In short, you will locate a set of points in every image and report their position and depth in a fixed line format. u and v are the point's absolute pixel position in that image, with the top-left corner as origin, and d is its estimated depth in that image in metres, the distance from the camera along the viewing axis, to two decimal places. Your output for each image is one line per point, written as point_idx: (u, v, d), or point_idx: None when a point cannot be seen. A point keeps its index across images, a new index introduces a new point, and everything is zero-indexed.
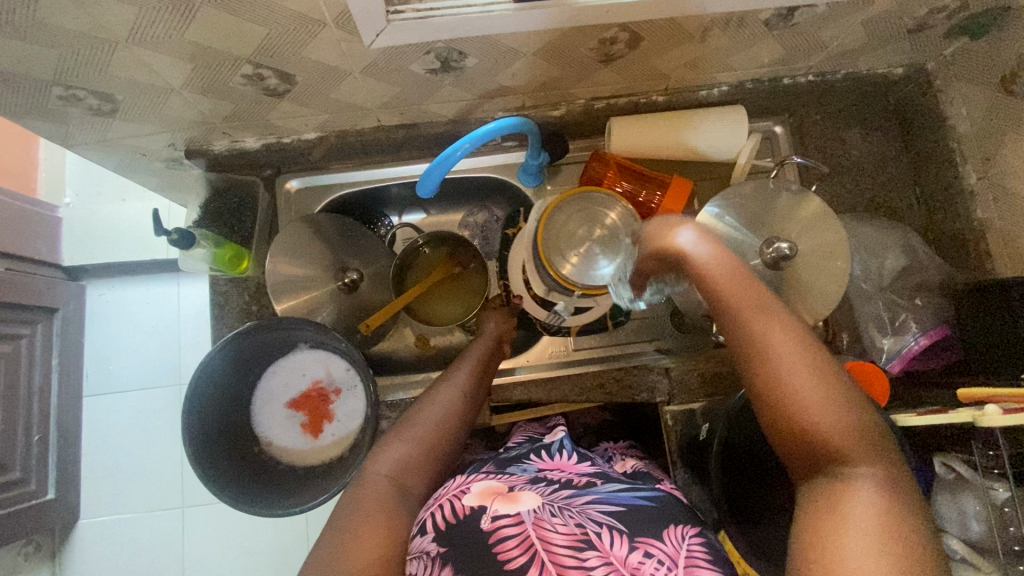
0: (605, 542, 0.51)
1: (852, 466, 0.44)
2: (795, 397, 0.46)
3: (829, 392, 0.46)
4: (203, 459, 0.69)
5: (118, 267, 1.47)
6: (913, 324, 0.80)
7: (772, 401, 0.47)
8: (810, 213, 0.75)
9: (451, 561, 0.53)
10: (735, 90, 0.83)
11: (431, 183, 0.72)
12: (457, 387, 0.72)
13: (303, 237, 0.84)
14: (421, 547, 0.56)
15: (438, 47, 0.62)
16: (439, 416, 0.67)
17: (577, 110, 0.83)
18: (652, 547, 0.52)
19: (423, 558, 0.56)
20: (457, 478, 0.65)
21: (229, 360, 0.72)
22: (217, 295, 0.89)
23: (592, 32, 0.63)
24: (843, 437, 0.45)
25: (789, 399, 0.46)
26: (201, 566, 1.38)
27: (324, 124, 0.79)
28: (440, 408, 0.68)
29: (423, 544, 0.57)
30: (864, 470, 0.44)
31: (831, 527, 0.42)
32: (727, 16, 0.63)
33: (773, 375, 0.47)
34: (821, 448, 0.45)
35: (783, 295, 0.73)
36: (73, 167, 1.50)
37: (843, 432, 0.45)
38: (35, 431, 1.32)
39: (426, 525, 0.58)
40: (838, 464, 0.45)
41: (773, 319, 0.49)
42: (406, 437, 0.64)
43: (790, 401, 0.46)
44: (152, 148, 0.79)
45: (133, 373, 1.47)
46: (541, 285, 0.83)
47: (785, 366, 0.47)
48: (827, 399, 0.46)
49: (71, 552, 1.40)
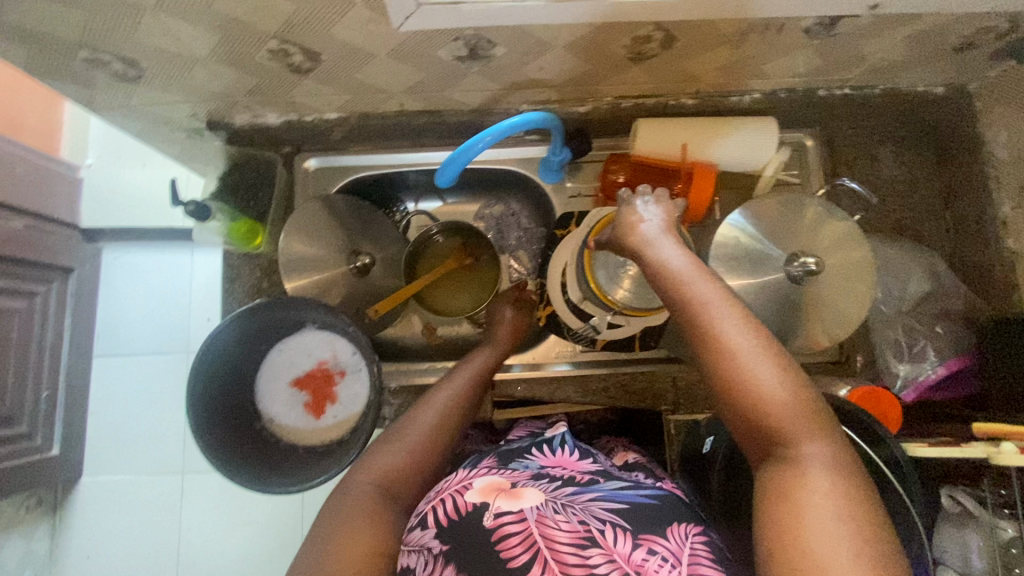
0: (608, 539, 0.51)
1: (797, 444, 0.46)
2: (741, 373, 0.48)
3: (771, 375, 0.48)
4: (208, 436, 0.69)
5: (135, 233, 1.49)
6: (932, 353, 0.78)
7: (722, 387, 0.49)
8: (837, 233, 0.73)
9: (454, 559, 0.52)
10: (767, 98, 0.80)
11: (450, 174, 0.71)
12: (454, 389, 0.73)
13: (316, 218, 0.83)
14: (421, 543, 0.55)
15: (468, 33, 0.61)
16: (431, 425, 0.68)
17: (603, 108, 0.81)
18: (655, 544, 0.51)
19: (422, 553, 0.55)
20: (459, 472, 0.63)
21: (238, 335, 0.72)
22: (230, 269, 0.88)
23: (626, 28, 0.61)
24: (787, 421, 0.46)
25: (738, 376, 0.48)
26: (196, 532, 1.41)
27: (347, 105, 0.78)
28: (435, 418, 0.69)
29: (423, 539, 0.55)
30: (810, 447, 0.45)
31: (790, 519, 0.42)
32: (766, 22, 0.61)
33: (721, 354, 0.49)
34: (770, 426, 0.47)
35: (800, 311, 0.72)
36: (97, 130, 1.52)
37: (787, 414, 0.46)
38: (44, 387, 1.33)
39: (426, 519, 0.56)
40: (784, 442, 0.46)
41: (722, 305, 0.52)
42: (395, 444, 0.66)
43: (730, 385, 0.48)
44: (174, 118, 0.78)
45: (142, 337, 1.49)
46: (576, 289, 0.80)
47: (729, 353, 0.49)
48: (773, 378, 0.47)
49: (72, 508, 1.42)
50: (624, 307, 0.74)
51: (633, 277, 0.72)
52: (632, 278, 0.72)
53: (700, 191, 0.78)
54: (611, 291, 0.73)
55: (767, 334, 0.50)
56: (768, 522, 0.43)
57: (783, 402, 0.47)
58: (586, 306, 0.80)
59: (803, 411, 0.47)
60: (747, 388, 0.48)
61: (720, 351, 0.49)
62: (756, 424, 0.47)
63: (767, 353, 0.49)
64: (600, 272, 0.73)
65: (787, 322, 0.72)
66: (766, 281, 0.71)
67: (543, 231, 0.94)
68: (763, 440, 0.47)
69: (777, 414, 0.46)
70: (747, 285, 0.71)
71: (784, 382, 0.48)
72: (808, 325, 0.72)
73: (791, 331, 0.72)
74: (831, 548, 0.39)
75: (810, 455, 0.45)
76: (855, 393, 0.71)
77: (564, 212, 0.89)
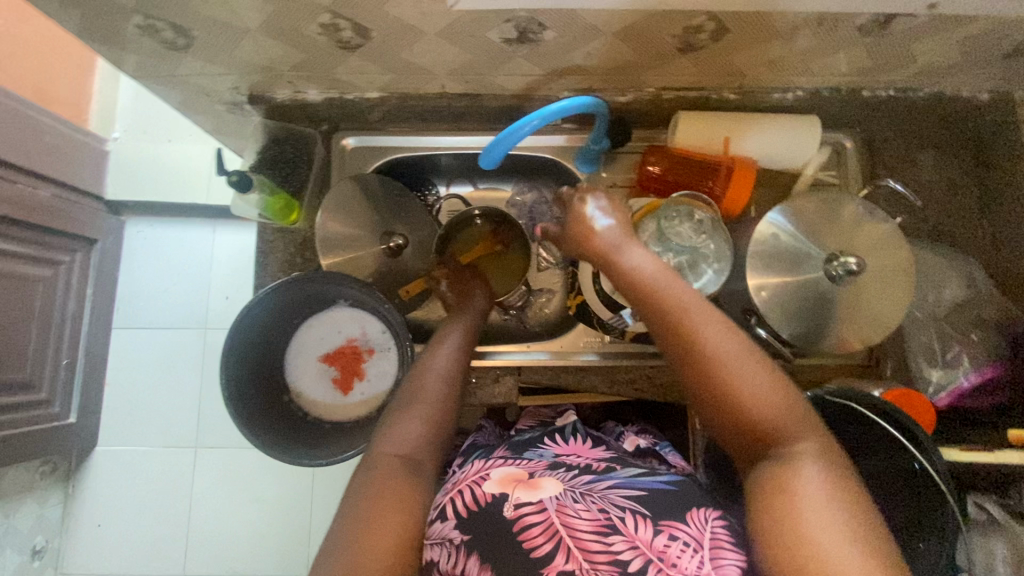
0: (629, 526, 0.50)
1: (793, 442, 0.48)
2: (733, 382, 0.51)
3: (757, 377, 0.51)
4: (240, 404, 0.69)
5: (160, 207, 1.50)
6: (965, 360, 0.78)
7: (712, 393, 0.51)
8: (876, 234, 0.73)
9: (476, 550, 0.52)
10: (810, 97, 0.80)
11: (495, 155, 0.72)
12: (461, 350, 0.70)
13: (351, 197, 0.85)
14: (442, 534, 0.55)
15: (520, 15, 0.61)
16: (441, 386, 0.64)
17: (644, 99, 0.81)
18: (676, 529, 0.50)
19: (444, 545, 0.54)
20: (474, 465, 0.63)
21: (271, 308, 0.73)
22: (264, 243, 0.89)
23: (679, 17, 0.61)
24: (778, 420, 0.49)
25: (727, 382, 0.51)
26: (207, 505, 1.42)
27: (389, 85, 0.78)
28: (440, 378, 0.65)
29: (444, 530, 0.55)
30: (803, 443, 0.48)
31: (789, 506, 0.44)
32: (820, 17, 0.61)
33: (708, 361, 0.52)
34: (764, 426, 0.49)
35: (836, 311, 0.72)
36: (126, 102, 1.53)
37: (778, 413, 0.50)
38: (64, 355, 1.35)
39: (446, 511, 0.56)
40: (779, 443, 0.49)
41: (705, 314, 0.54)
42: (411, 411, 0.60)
43: (721, 392, 0.51)
44: (216, 90, 0.79)
45: (162, 310, 1.50)
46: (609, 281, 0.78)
47: (715, 360, 0.51)
48: (759, 380, 0.50)
49: (86, 475, 1.44)
50: None
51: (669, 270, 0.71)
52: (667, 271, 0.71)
53: (739, 187, 0.78)
54: None
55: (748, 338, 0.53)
56: (765, 512, 0.45)
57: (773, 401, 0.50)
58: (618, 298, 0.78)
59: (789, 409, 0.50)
60: (738, 392, 0.50)
61: (706, 358, 0.52)
62: (748, 426, 0.50)
63: (753, 359, 0.51)
64: None
65: (820, 320, 0.72)
66: (802, 278, 0.71)
67: None
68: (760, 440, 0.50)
69: (768, 413, 0.50)
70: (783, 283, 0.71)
71: (773, 387, 0.51)
72: (843, 325, 0.72)
73: (825, 330, 0.72)
74: (830, 540, 0.41)
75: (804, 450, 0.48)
76: (890, 393, 0.71)
77: None
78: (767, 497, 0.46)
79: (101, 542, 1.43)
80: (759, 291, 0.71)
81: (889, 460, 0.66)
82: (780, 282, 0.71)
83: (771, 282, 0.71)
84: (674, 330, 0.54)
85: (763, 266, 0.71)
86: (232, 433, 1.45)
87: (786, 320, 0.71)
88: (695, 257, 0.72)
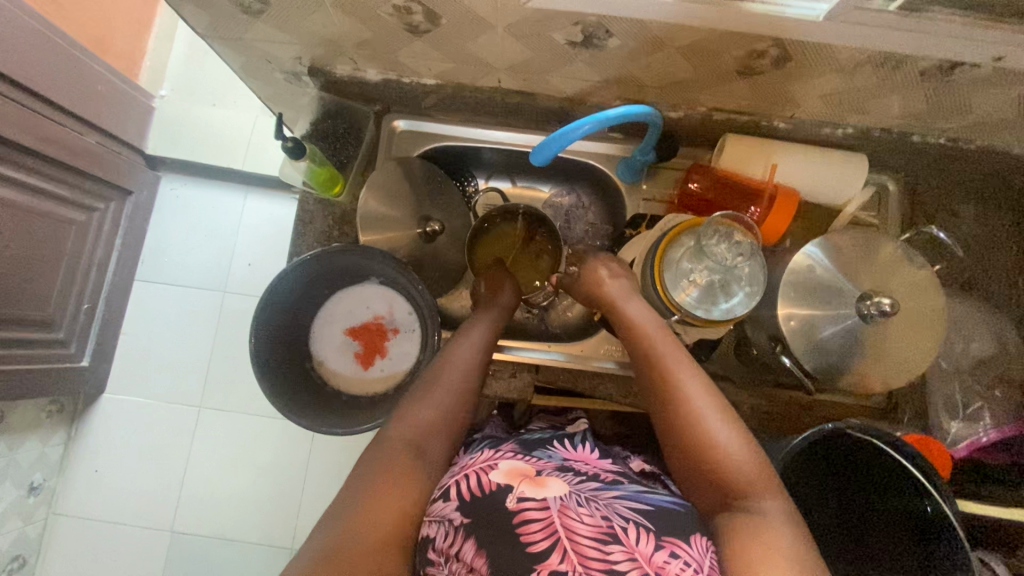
0: (630, 537, 0.49)
1: (760, 499, 0.51)
2: (699, 429, 0.57)
3: (728, 434, 0.56)
4: (265, 365, 0.70)
5: (197, 168, 1.53)
6: (987, 416, 0.79)
7: (684, 441, 0.57)
8: (912, 279, 0.72)
9: (474, 535, 0.51)
10: (861, 135, 0.80)
11: (548, 152, 0.73)
12: (483, 338, 0.74)
13: (393, 179, 0.86)
14: (442, 513, 0.55)
15: (589, 20, 0.62)
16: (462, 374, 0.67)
17: (694, 117, 0.82)
18: (678, 548, 0.49)
19: (442, 524, 0.55)
20: (484, 453, 0.63)
21: (307, 274, 0.74)
22: (304, 213, 0.90)
23: (745, 40, 0.62)
24: (743, 476, 0.53)
25: (698, 431, 0.56)
26: (205, 466, 1.44)
27: (447, 73, 0.80)
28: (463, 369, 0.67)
29: (445, 509, 0.55)
30: (767, 501, 0.51)
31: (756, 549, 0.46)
32: (883, 57, 0.61)
33: (683, 410, 0.58)
34: (730, 480, 0.53)
35: (863, 349, 0.72)
36: (177, 63, 1.56)
37: (745, 471, 0.53)
38: (85, 300, 1.37)
39: (449, 491, 0.56)
40: (746, 498, 0.51)
41: (689, 372, 0.62)
42: (433, 392, 0.63)
43: (690, 440, 0.57)
44: (279, 58, 0.81)
45: (185, 269, 1.53)
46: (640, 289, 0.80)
47: (688, 411, 0.58)
48: (729, 437, 0.55)
49: (91, 420, 1.47)
50: (684, 314, 0.72)
51: (699, 288, 0.72)
52: (696, 288, 0.72)
53: (779, 217, 0.79)
54: (675, 294, 0.72)
55: (725, 400, 0.60)
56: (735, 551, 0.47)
57: (740, 456, 0.54)
58: None
59: (757, 467, 0.54)
60: (705, 443, 0.55)
61: (682, 406, 0.59)
62: (715, 478, 0.54)
63: (726, 416, 0.57)
64: (668, 274, 0.73)
65: (846, 357, 0.72)
66: (835, 314, 0.71)
67: (609, 229, 0.95)
68: (729, 494, 0.53)
69: (734, 467, 0.53)
70: (814, 317, 0.71)
71: (744, 447, 0.55)
72: (867, 365, 0.72)
73: (849, 368, 0.72)
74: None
75: (771, 509, 0.50)
76: (909, 437, 0.71)
77: (636, 214, 0.89)
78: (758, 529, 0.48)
79: (94, 487, 1.45)
80: (787, 320, 0.72)
81: (902, 502, 0.65)
82: (812, 314, 0.71)
83: (803, 314, 0.72)
84: (659, 379, 0.62)
85: (795, 298, 0.72)
86: (237, 398, 1.47)
87: (812, 354, 0.71)
88: (727, 279, 0.72)
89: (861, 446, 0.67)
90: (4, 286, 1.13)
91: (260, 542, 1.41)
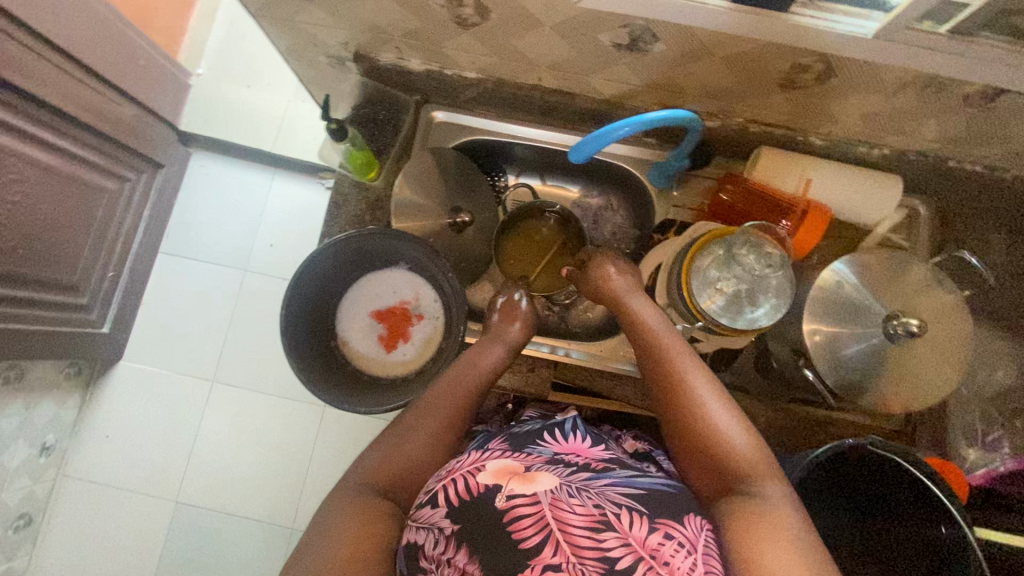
0: (624, 523, 0.48)
1: (763, 485, 0.52)
2: (699, 416, 0.57)
3: (728, 420, 0.56)
4: (294, 338, 0.72)
5: (227, 147, 1.56)
6: (1007, 446, 0.79)
7: (684, 428, 0.58)
8: (939, 303, 0.72)
9: (466, 542, 0.50)
10: (896, 157, 0.81)
11: (585, 151, 0.73)
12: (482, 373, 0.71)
13: (428, 169, 0.88)
14: (431, 520, 0.53)
15: (637, 24, 0.63)
16: (460, 385, 0.69)
17: (730, 127, 0.83)
18: (671, 529, 0.49)
19: (430, 532, 0.53)
20: (471, 455, 0.61)
21: (342, 253, 0.76)
22: (338, 195, 0.92)
23: (790, 54, 0.63)
24: (743, 462, 0.54)
25: (698, 417, 0.57)
26: (213, 440, 1.46)
27: (489, 68, 0.81)
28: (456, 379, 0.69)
29: (434, 516, 0.53)
30: (769, 488, 0.52)
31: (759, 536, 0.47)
32: (927, 78, 0.62)
33: (683, 398, 0.59)
34: (731, 466, 0.54)
35: (886, 368, 0.72)
36: (216, 43, 1.60)
37: (745, 456, 0.54)
38: (110, 268, 1.39)
39: (437, 497, 0.54)
40: (747, 483, 0.52)
41: (690, 361, 0.62)
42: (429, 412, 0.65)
43: (690, 426, 0.57)
44: (326, 42, 0.82)
45: (208, 245, 1.55)
46: (663, 294, 0.80)
47: (688, 399, 0.59)
48: (729, 423, 0.56)
49: (106, 385, 1.49)
50: (709, 322, 0.72)
51: (726, 296, 0.72)
52: (723, 296, 0.72)
53: (811, 231, 0.78)
54: (701, 300, 0.72)
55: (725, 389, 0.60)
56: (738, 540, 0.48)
57: (740, 442, 0.55)
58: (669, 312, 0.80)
59: (757, 453, 0.54)
60: (705, 430, 0.56)
61: (681, 394, 0.60)
62: (716, 463, 0.55)
63: (726, 404, 0.58)
64: (694, 279, 0.73)
65: (869, 375, 0.72)
66: (860, 332, 0.71)
67: (635, 233, 0.96)
68: (729, 478, 0.54)
69: (733, 452, 0.54)
70: (839, 333, 0.71)
71: (745, 434, 0.56)
72: (889, 385, 0.72)
73: (871, 386, 0.72)
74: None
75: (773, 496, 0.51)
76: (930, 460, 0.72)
77: (664, 220, 0.90)
78: (775, 527, 0.48)
79: (104, 452, 1.47)
80: (813, 335, 0.72)
81: (915, 515, 0.65)
82: (837, 331, 0.72)
83: (828, 329, 0.72)
84: (660, 369, 0.63)
85: (821, 312, 0.72)
86: (251, 376, 1.49)
87: (835, 370, 0.72)
88: (755, 289, 0.72)
89: (871, 461, 0.67)
90: (38, 247, 1.16)
91: (262, 518, 1.42)
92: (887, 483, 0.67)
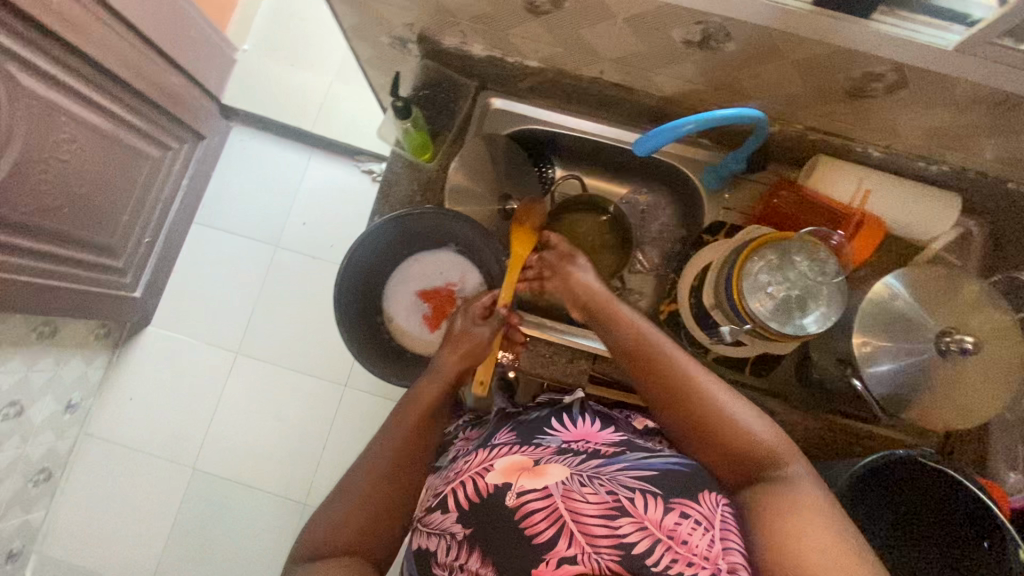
0: (638, 507, 0.48)
1: (788, 466, 0.53)
2: (710, 411, 0.57)
3: (740, 411, 0.57)
4: (346, 308, 0.73)
5: (269, 123, 1.58)
6: None
7: (696, 425, 0.57)
8: (993, 323, 0.72)
9: (478, 547, 0.50)
10: (955, 174, 0.80)
11: (649, 146, 0.74)
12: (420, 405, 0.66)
13: (480, 155, 0.88)
14: (442, 527, 0.54)
15: (712, 21, 0.63)
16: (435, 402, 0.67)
17: (789, 133, 0.82)
18: (688, 509, 0.49)
19: (443, 537, 0.54)
20: (478, 454, 0.60)
21: (398, 229, 0.77)
22: (390, 174, 0.92)
23: (862, 61, 0.63)
24: (763, 449, 0.54)
25: (709, 414, 0.57)
26: (233, 410, 1.48)
27: (551, 58, 0.82)
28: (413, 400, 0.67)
29: (446, 522, 0.54)
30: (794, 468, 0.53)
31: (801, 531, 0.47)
32: (1002, 96, 0.61)
33: (689, 397, 0.58)
34: (752, 456, 0.54)
35: (933, 384, 0.71)
36: (266, 19, 1.62)
37: (765, 443, 0.55)
38: (147, 235, 1.42)
39: (447, 502, 0.55)
40: (772, 469, 0.53)
41: (686, 363, 0.61)
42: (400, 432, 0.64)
43: (702, 423, 0.57)
44: (392, 22, 0.83)
45: (241, 219, 1.57)
46: (710, 295, 0.80)
47: (693, 397, 0.58)
48: (741, 413, 0.57)
49: (134, 348, 1.52)
50: (757, 324, 0.71)
51: (775, 299, 0.72)
52: (773, 299, 0.72)
53: (864, 243, 0.79)
54: (751, 302, 0.71)
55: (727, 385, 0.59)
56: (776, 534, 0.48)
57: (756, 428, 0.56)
58: (715, 314, 0.79)
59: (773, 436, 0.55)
60: (719, 423, 0.56)
61: (684, 394, 0.59)
62: (735, 455, 0.55)
63: (733, 399, 0.58)
64: (746, 279, 0.72)
65: (914, 390, 0.71)
66: (910, 346, 0.71)
67: (683, 234, 0.95)
68: (751, 467, 0.54)
69: (753, 441, 0.55)
70: (888, 346, 0.72)
71: (760, 422, 0.56)
72: (934, 401, 0.71)
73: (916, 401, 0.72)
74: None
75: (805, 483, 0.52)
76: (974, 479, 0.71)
77: (714, 221, 0.89)
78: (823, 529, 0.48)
79: (126, 414, 1.50)
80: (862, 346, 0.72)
81: (961, 522, 0.66)
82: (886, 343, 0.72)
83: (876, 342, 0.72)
84: (656, 373, 0.61)
85: (870, 324, 0.72)
86: (277, 350, 1.51)
87: (883, 384, 0.72)
88: (802, 298, 0.73)
89: (915, 471, 0.68)
90: (84, 207, 1.18)
91: (276, 492, 1.44)
92: (931, 494, 0.68)
